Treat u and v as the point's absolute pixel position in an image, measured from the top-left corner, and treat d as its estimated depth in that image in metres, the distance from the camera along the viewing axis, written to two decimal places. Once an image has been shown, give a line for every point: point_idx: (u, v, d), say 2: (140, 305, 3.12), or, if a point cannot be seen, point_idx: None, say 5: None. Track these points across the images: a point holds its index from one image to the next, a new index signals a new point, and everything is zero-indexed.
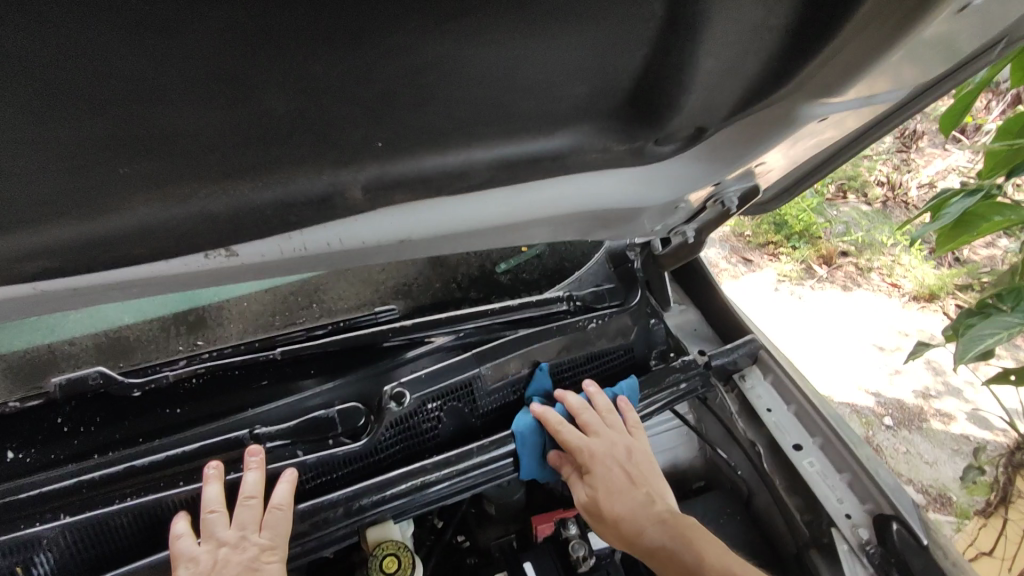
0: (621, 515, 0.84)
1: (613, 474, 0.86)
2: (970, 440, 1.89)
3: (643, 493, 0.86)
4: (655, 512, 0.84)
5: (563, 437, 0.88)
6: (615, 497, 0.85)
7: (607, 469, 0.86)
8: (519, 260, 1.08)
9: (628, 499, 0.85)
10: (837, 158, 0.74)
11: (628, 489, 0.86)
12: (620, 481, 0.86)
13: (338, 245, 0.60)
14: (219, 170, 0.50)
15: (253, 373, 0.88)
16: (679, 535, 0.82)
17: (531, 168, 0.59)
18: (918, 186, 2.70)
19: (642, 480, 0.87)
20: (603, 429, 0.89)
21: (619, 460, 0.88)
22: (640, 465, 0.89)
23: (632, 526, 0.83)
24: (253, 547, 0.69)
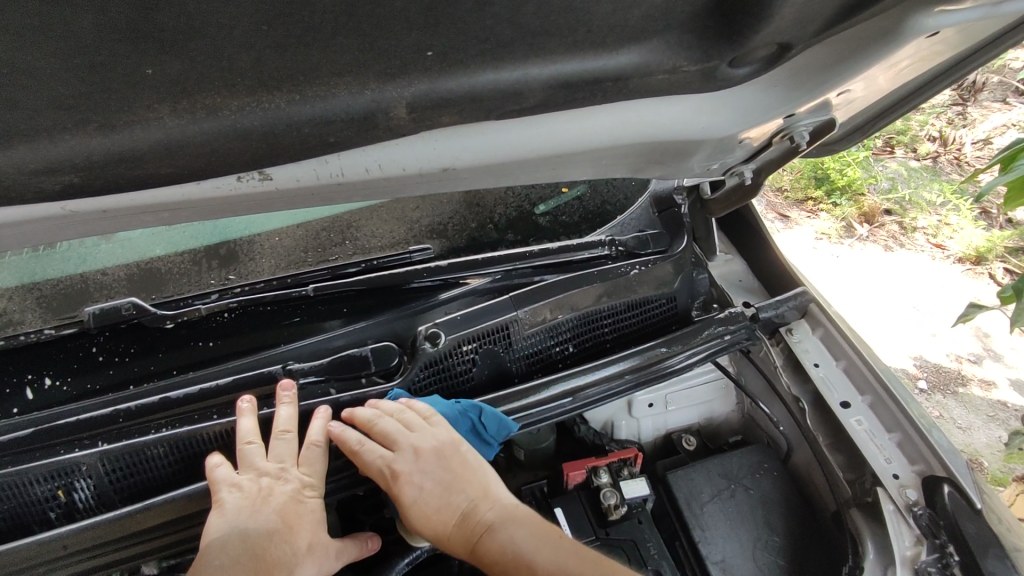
0: (443, 525, 0.68)
1: (427, 488, 0.69)
2: (1007, 407, 1.83)
3: (450, 494, 0.69)
4: (461, 516, 0.68)
5: (364, 463, 0.71)
6: (424, 507, 0.69)
7: (412, 487, 0.69)
8: (559, 201, 1.02)
9: (434, 508, 0.69)
10: (924, 92, 0.70)
11: (438, 499, 0.69)
12: (436, 493, 0.69)
13: (377, 171, 0.58)
14: (254, 77, 0.45)
15: (286, 310, 0.87)
16: (529, 536, 0.67)
17: (589, 89, 0.53)
18: (972, 143, 2.55)
19: (455, 475, 0.70)
20: (406, 435, 0.72)
21: (432, 470, 0.70)
22: (448, 459, 0.71)
23: (467, 535, 0.68)
24: (294, 480, 0.69)
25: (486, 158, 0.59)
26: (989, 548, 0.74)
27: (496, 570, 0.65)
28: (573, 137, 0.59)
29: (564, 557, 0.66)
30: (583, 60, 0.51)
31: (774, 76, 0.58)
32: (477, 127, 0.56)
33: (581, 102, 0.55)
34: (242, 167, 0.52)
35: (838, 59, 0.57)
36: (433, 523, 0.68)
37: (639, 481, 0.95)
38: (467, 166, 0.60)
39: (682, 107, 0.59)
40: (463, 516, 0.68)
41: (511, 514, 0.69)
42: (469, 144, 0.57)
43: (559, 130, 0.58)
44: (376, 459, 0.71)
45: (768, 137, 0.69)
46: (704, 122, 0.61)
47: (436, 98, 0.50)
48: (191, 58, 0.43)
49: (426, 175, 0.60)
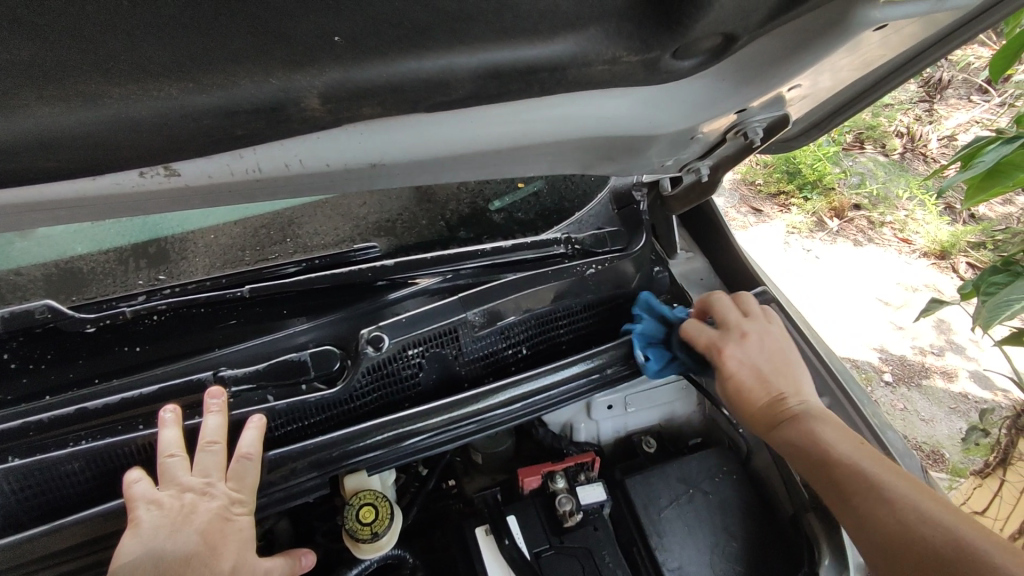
0: (766, 411, 0.75)
1: (749, 364, 0.78)
2: (968, 399, 1.86)
3: (777, 387, 0.77)
4: (779, 408, 0.74)
5: (690, 337, 0.83)
6: (745, 388, 0.77)
7: (741, 361, 0.79)
8: (514, 197, 0.98)
9: (761, 394, 0.76)
10: (880, 87, 0.68)
11: (761, 386, 0.77)
12: (753, 375, 0.78)
13: (299, 166, 0.53)
14: (132, 62, 0.42)
15: (219, 313, 0.81)
16: (806, 435, 0.71)
17: (525, 79, 0.49)
18: (939, 140, 2.58)
19: (778, 373, 0.78)
20: (744, 323, 0.83)
21: (757, 355, 0.79)
22: (772, 362, 0.79)
23: (768, 421, 0.75)
24: (220, 496, 0.64)
25: (419, 154, 0.55)
26: None
27: (783, 448, 0.73)
28: (513, 132, 0.55)
29: (865, 456, 0.68)
30: (517, 49, 0.47)
31: (723, 68, 0.55)
32: (406, 120, 0.52)
33: (518, 94, 0.51)
34: (142, 161, 0.47)
35: (787, 52, 0.54)
36: (737, 398, 0.77)
37: (598, 486, 0.92)
38: (399, 161, 0.56)
39: (628, 101, 0.56)
40: (774, 407, 0.75)
41: (804, 412, 0.74)
42: (399, 139, 0.53)
43: (496, 123, 0.54)
44: (755, 354, 0.79)
45: (720, 133, 0.66)
46: (650, 117, 0.58)
47: (352, 87, 0.46)
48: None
49: (353, 170, 0.55)
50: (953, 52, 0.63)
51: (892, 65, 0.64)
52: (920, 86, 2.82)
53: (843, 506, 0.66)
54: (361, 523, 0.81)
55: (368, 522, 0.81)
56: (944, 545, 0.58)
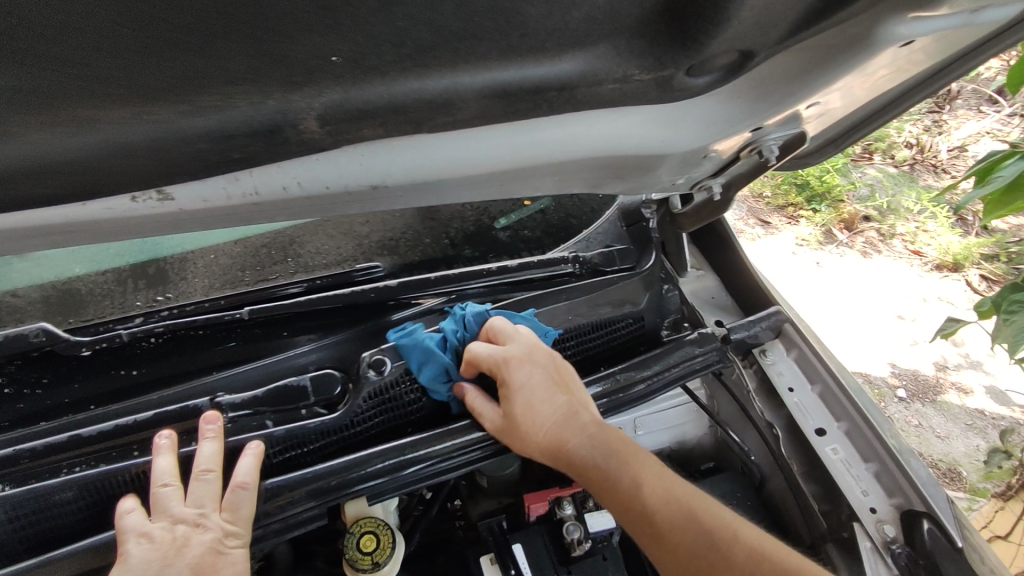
0: (546, 429, 0.72)
1: (534, 383, 0.73)
2: (984, 415, 1.81)
3: (569, 404, 0.74)
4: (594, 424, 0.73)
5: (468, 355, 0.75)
6: (535, 408, 0.73)
7: (522, 377, 0.73)
8: (521, 214, 0.97)
9: (547, 408, 0.73)
10: (900, 103, 0.66)
11: (552, 398, 0.74)
12: (546, 412, 0.73)
13: (297, 189, 0.51)
14: (127, 86, 0.40)
15: (216, 337, 0.78)
16: (606, 442, 0.71)
17: (533, 99, 0.48)
18: (948, 150, 2.56)
19: (567, 388, 0.75)
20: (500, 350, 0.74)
21: (535, 372, 0.74)
22: (560, 369, 0.76)
23: (557, 440, 0.72)
24: (214, 528, 0.61)
25: (422, 175, 0.53)
26: None
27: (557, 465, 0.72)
28: (520, 152, 0.53)
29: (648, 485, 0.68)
30: (523, 68, 0.45)
31: (740, 85, 0.53)
32: (409, 140, 0.50)
33: (525, 114, 0.49)
34: (137, 184, 0.46)
35: (806, 69, 0.52)
36: (519, 420, 0.72)
37: (606, 513, 0.90)
38: (401, 182, 0.54)
39: (639, 120, 0.54)
40: (576, 425, 0.72)
41: (596, 427, 0.72)
42: (401, 160, 0.52)
43: (502, 145, 0.52)
44: (529, 368, 0.74)
45: (734, 151, 0.64)
46: (664, 136, 0.56)
47: (353, 109, 0.44)
48: (37, 62, 0.37)
49: (354, 193, 0.54)
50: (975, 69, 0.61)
51: (913, 82, 0.62)
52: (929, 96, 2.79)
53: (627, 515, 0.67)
54: (362, 551, 0.79)
55: (369, 551, 0.79)
56: (720, 530, 0.64)
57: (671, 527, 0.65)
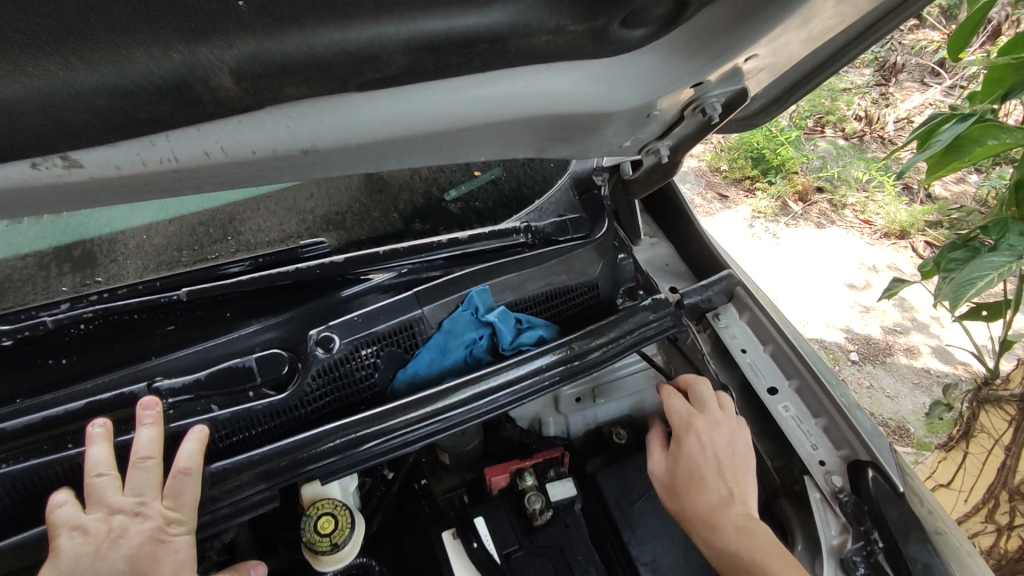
0: (698, 510, 0.74)
1: (716, 447, 0.78)
2: (930, 373, 1.89)
3: (728, 494, 0.75)
4: (729, 468, 0.77)
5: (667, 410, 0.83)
6: (696, 479, 0.76)
7: (702, 447, 0.78)
8: (472, 185, 0.94)
9: (705, 492, 0.75)
10: (835, 60, 0.67)
11: (714, 485, 0.76)
12: (709, 467, 0.77)
13: (220, 154, 0.48)
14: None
15: (154, 319, 0.74)
16: (719, 497, 0.75)
17: (463, 53, 0.47)
18: (895, 121, 2.64)
19: (729, 475, 0.77)
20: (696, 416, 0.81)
21: (718, 446, 0.78)
22: (734, 459, 0.78)
23: (709, 521, 0.73)
24: (155, 516, 0.59)
25: (357, 139, 0.51)
26: (911, 533, 0.72)
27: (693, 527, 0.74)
28: (456, 110, 0.52)
29: (766, 555, 0.70)
30: (449, 18, 0.44)
31: (677, 37, 0.53)
32: (336, 100, 0.48)
33: (457, 70, 0.49)
34: (36, 146, 0.43)
35: (739, 21, 0.52)
36: (682, 491, 0.76)
37: (568, 482, 0.89)
38: (335, 146, 0.51)
39: (575, 76, 0.53)
40: (722, 497, 0.75)
41: (747, 517, 0.73)
42: (333, 122, 0.49)
43: (435, 104, 0.51)
44: (716, 441, 0.79)
45: (676, 112, 0.64)
46: (604, 94, 0.55)
47: (271, 63, 0.43)
48: None
49: (283, 158, 0.51)
50: (904, 24, 0.63)
51: (847, 38, 0.63)
52: (877, 70, 2.87)
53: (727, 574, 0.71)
54: (320, 533, 0.78)
55: (327, 532, 0.78)
56: None
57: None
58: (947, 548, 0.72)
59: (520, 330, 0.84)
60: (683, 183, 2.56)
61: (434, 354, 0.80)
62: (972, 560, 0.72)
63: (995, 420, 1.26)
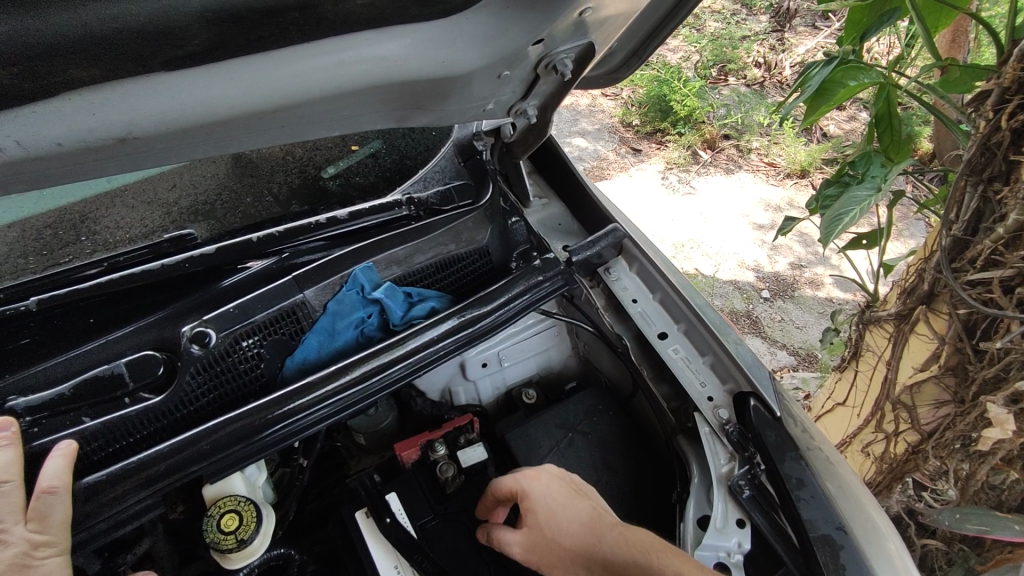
0: (575, 541, 0.68)
1: (557, 482, 0.72)
2: (833, 302, 2.03)
3: (595, 516, 0.70)
4: (579, 492, 0.72)
5: (493, 471, 0.73)
6: (559, 515, 0.69)
7: (548, 482, 0.71)
8: (350, 161, 0.92)
9: (577, 525, 0.69)
10: (680, 11, 0.68)
11: (581, 511, 0.70)
12: (564, 497, 0.71)
13: (20, 152, 0.45)
14: None
15: (6, 335, 0.69)
16: (590, 529, 0.69)
17: (274, 22, 0.47)
18: (792, 65, 2.75)
19: (585, 496, 0.72)
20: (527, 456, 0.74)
21: (557, 475, 0.73)
22: (574, 481, 0.74)
23: (592, 547, 0.67)
24: (18, 542, 0.55)
25: (180, 122, 0.48)
26: (786, 452, 0.78)
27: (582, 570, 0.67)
28: (284, 84, 0.49)
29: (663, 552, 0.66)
30: None
31: None
32: (145, 83, 0.46)
33: (275, 43, 0.49)
34: None
35: None
36: (551, 534, 0.68)
37: (478, 447, 0.90)
38: (153, 132, 0.48)
39: (409, 40, 0.52)
40: (598, 523, 0.69)
41: (623, 529, 0.69)
42: (143, 103, 0.46)
43: (259, 76, 0.48)
44: (552, 474, 0.73)
45: (530, 70, 0.63)
46: (445, 56, 0.54)
47: (36, 43, 0.42)
48: None
49: (96, 149, 0.47)
50: None
51: None
52: (774, 17, 2.98)
53: None
54: (224, 532, 0.76)
55: (231, 530, 0.76)
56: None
57: None
58: (818, 460, 0.79)
59: (410, 305, 0.83)
60: (597, 141, 2.61)
61: (323, 338, 0.79)
62: (840, 467, 0.79)
63: (877, 338, 1.30)
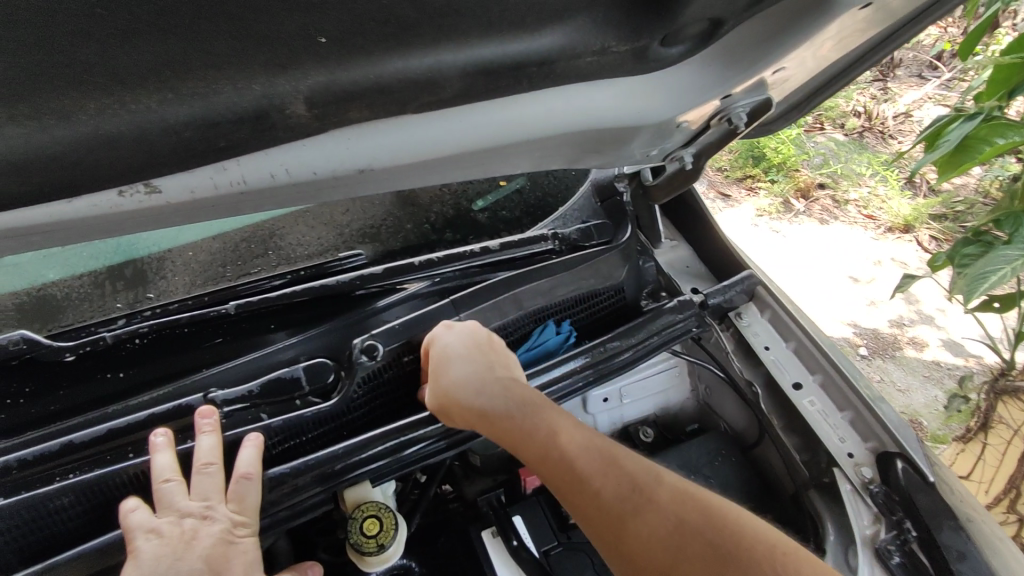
0: (466, 393, 0.71)
1: (457, 343, 0.75)
2: (941, 366, 1.89)
3: (502, 377, 0.73)
4: (486, 356, 0.75)
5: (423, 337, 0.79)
6: (451, 371, 0.73)
7: (448, 351, 0.75)
8: (498, 195, 0.98)
9: (473, 374, 0.73)
10: (848, 74, 0.70)
11: (486, 387, 0.71)
12: (471, 380, 0.72)
13: (285, 177, 0.52)
14: (102, 72, 0.40)
15: (204, 334, 0.78)
16: (495, 399, 0.70)
17: (513, 75, 0.51)
18: (894, 116, 2.67)
19: (489, 355, 0.75)
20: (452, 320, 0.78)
21: (466, 338, 0.76)
22: (489, 342, 0.77)
23: (478, 407, 0.70)
24: (223, 518, 0.62)
25: (414, 157, 0.55)
26: (944, 520, 0.74)
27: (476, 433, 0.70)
28: (502, 130, 0.56)
29: (585, 453, 0.62)
30: (505, 44, 0.48)
31: (706, 57, 0.57)
32: (397, 122, 0.52)
33: (507, 91, 0.52)
34: (122, 177, 0.46)
35: (771, 36, 0.56)
36: (448, 400, 0.72)
37: None
38: (388, 166, 0.55)
39: (614, 92, 0.57)
40: (492, 381, 0.72)
41: (513, 390, 0.71)
42: (391, 140, 0.53)
43: (487, 121, 0.54)
44: (461, 334, 0.76)
45: (704, 121, 0.67)
46: (639, 108, 0.59)
47: (340, 92, 0.46)
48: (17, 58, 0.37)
49: (341, 177, 0.54)
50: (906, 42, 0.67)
51: (856, 54, 0.66)
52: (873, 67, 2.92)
53: (563, 486, 0.61)
54: (365, 535, 0.78)
55: (373, 534, 0.78)
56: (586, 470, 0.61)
57: (555, 477, 0.62)
58: (980, 534, 0.74)
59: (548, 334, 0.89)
60: None
61: None
62: (1002, 545, 0.74)
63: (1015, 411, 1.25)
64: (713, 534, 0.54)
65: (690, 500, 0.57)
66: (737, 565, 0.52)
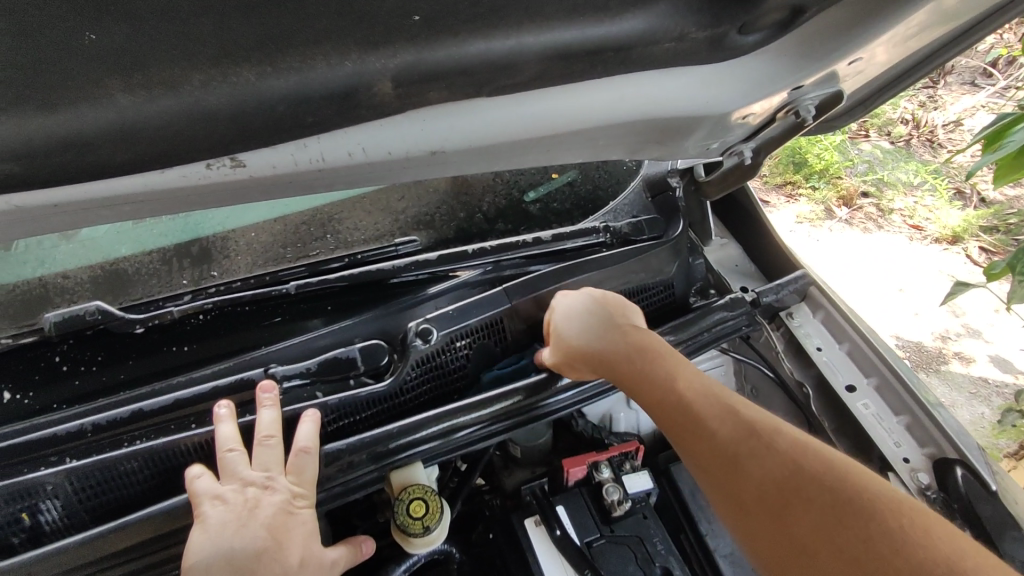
0: (579, 347, 0.73)
1: (570, 305, 0.77)
2: (989, 384, 1.80)
3: (614, 329, 0.73)
4: (606, 311, 0.76)
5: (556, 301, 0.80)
6: (565, 330, 0.75)
7: (563, 313, 0.77)
8: (549, 187, 0.98)
9: (586, 330, 0.74)
10: (921, 69, 0.69)
11: (600, 340, 0.73)
12: (581, 335, 0.74)
13: (361, 156, 0.53)
14: (214, 46, 0.43)
15: (263, 312, 0.81)
16: (608, 353, 0.71)
17: (589, 60, 0.51)
18: (944, 124, 2.60)
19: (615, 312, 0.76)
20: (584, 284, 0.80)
21: (582, 298, 0.77)
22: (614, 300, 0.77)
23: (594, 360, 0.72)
24: (283, 489, 0.64)
25: (484, 140, 0.56)
26: (1007, 530, 0.72)
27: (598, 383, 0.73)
28: (572, 114, 0.56)
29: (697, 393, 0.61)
30: (586, 28, 0.49)
31: (782, 46, 0.57)
32: (472, 105, 0.52)
33: (582, 76, 0.53)
34: (213, 151, 0.48)
35: (848, 28, 0.56)
36: (564, 358, 0.75)
37: (643, 474, 0.90)
38: (459, 148, 0.56)
39: (684, 81, 0.57)
40: (605, 334, 0.73)
41: (626, 337, 0.72)
42: (465, 124, 0.54)
43: (559, 105, 0.55)
44: (580, 296, 0.78)
45: (771, 114, 0.66)
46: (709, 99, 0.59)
47: (425, 71, 0.47)
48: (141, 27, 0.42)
49: (412, 159, 0.55)
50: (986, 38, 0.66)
51: (931, 51, 0.66)
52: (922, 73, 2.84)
53: (671, 427, 0.62)
54: (411, 519, 0.72)
55: (419, 517, 0.72)
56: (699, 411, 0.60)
57: (667, 420, 0.62)
58: None
59: None
60: None
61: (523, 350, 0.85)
62: None
63: None
64: (834, 484, 0.49)
65: (809, 448, 0.53)
66: (865, 517, 0.47)
